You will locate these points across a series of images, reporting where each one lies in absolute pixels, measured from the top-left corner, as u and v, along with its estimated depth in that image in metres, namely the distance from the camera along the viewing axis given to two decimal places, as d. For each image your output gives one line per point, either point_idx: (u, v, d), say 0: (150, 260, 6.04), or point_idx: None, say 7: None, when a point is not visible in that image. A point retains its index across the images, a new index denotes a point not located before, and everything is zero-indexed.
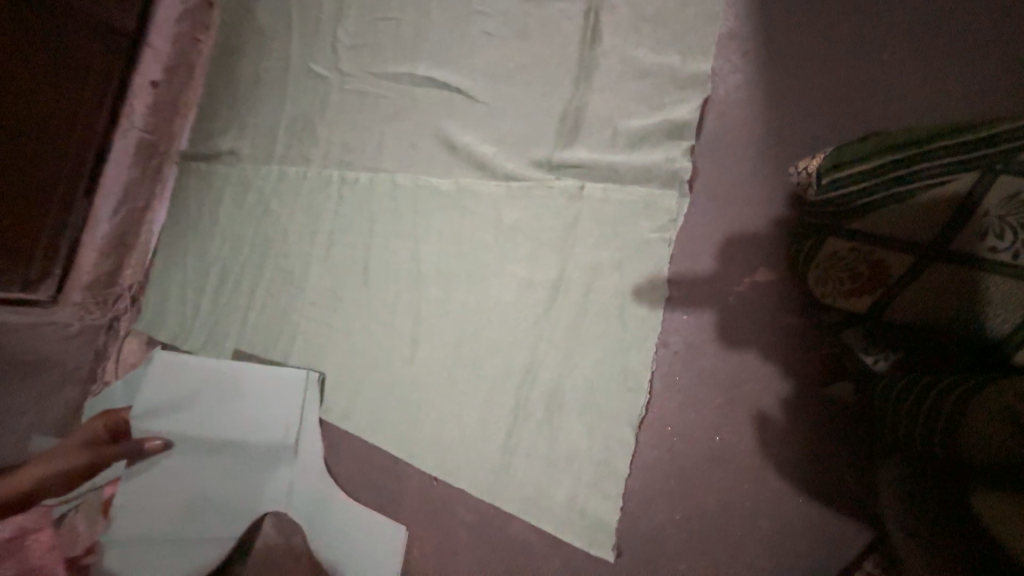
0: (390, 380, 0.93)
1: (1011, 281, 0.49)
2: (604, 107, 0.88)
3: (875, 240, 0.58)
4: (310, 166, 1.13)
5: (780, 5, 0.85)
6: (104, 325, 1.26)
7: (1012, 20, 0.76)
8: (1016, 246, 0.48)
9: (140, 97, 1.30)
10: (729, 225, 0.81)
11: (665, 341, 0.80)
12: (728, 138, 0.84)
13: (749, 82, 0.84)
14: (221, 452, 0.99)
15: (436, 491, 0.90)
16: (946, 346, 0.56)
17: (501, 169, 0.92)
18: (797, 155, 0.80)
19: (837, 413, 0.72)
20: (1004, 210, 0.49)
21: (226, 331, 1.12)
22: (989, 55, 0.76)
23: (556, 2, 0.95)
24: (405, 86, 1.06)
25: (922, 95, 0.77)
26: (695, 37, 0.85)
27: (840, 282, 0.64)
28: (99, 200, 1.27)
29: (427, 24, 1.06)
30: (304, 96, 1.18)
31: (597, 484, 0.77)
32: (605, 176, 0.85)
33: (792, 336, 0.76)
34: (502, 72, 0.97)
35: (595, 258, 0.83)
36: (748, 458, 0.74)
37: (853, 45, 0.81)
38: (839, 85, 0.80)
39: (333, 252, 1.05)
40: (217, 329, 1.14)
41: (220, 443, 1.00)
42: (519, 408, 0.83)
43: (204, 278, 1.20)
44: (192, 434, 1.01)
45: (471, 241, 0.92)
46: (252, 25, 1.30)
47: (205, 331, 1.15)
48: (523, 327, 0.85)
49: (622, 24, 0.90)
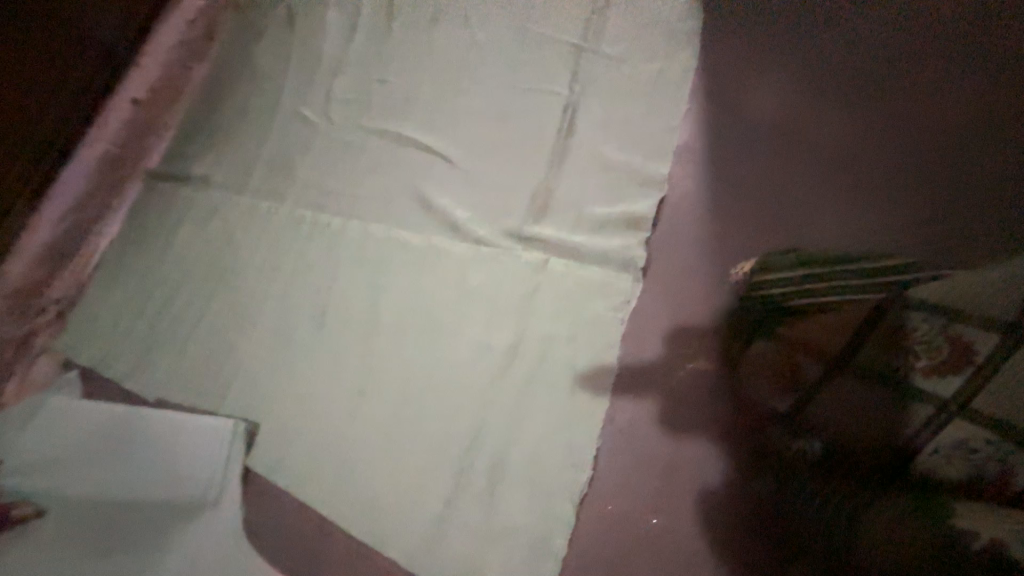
0: (330, 433, 0.89)
1: (931, 394, 0.53)
2: (573, 190, 0.96)
3: (800, 347, 0.66)
4: (282, 204, 1.13)
5: (728, 127, 0.98)
6: (15, 340, 1.13)
7: (910, 169, 0.91)
8: (907, 366, 0.55)
9: (116, 112, 1.28)
10: (676, 313, 0.88)
11: (612, 418, 0.82)
12: (679, 234, 0.93)
13: (699, 187, 0.95)
14: (118, 513, 0.87)
15: (362, 561, 0.83)
16: (855, 450, 0.61)
17: (472, 233, 0.97)
18: (737, 257, 0.90)
19: (765, 507, 0.75)
20: (897, 336, 0.56)
21: (158, 361, 1.05)
22: (892, 193, 0.90)
23: (538, 93, 1.06)
24: (390, 143, 1.11)
25: (840, 220, 0.89)
26: (654, 145, 0.97)
27: (771, 380, 0.72)
28: (43, 207, 1.19)
29: (419, 92, 1.14)
30: (289, 136, 1.21)
31: (533, 562, 0.74)
32: (568, 253, 0.91)
33: (728, 423, 0.80)
34: (482, 145, 1.04)
35: (552, 328, 0.86)
36: (681, 544, 0.75)
37: (785, 171, 0.94)
38: (773, 201, 0.92)
39: (291, 291, 1.03)
40: (148, 359, 1.06)
41: (118, 503, 0.88)
42: (461, 475, 0.81)
43: (145, 302, 1.13)
44: (83, 493, 0.89)
45: (433, 298, 0.94)
46: (249, 64, 1.35)
47: (133, 359, 1.07)
48: (475, 390, 0.85)
49: (594, 121, 1.01)
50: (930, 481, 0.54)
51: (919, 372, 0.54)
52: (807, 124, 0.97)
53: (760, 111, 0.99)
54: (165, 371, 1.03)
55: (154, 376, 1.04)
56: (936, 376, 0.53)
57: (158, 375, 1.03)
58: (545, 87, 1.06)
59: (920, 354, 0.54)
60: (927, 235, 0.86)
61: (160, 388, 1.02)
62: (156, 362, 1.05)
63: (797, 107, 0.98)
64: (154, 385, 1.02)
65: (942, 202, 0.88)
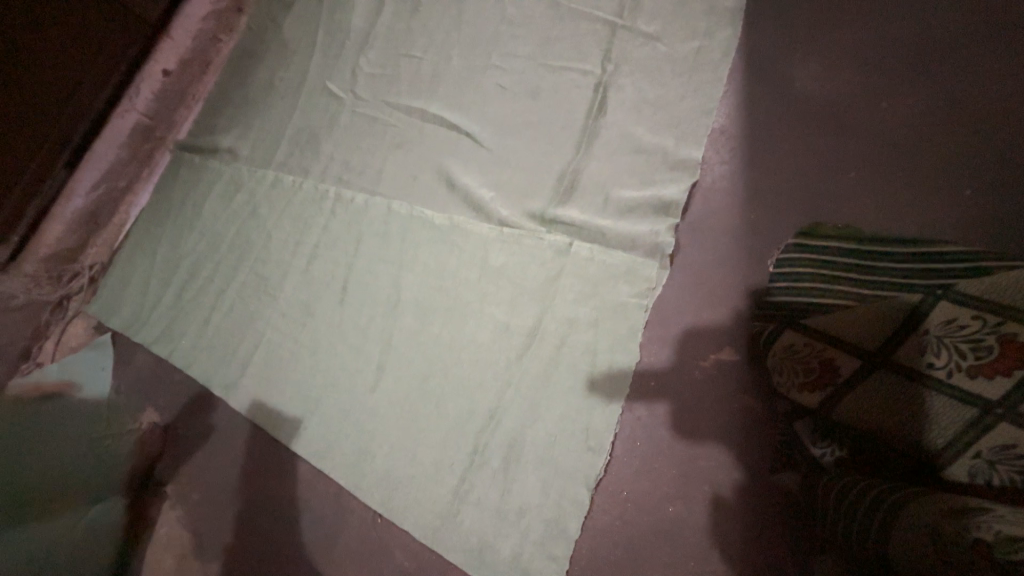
0: (350, 406, 0.91)
1: (952, 402, 0.53)
2: (600, 173, 0.94)
3: (830, 341, 0.63)
4: (307, 178, 1.14)
5: (767, 111, 0.94)
6: (51, 303, 1.19)
7: (972, 157, 0.84)
8: (949, 365, 0.53)
9: (148, 82, 1.30)
10: (701, 302, 0.86)
11: (630, 406, 0.82)
12: (709, 222, 0.90)
13: (732, 173, 0.92)
14: None
15: (377, 529, 0.85)
16: (886, 454, 0.59)
17: (495, 214, 0.95)
18: (769, 247, 0.86)
19: (787, 503, 0.73)
20: (941, 331, 0.54)
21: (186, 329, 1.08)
22: (950, 185, 0.83)
23: (568, 71, 1.03)
24: (415, 120, 1.10)
25: (886, 211, 0.84)
26: (689, 126, 0.93)
27: (795, 374, 0.68)
28: (78, 174, 1.24)
29: (446, 68, 1.12)
30: (315, 111, 1.21)
31: (544, 543, 0.75)
32: (592, 238, 0.90)
33: (750, 419, 0.78)
34: (509, 125, 1.02)
35: (573, 312, 0.85)
36: (696, 535, 0.74)
37: (827, 157, 0.89)
38: (812, 189, 0.88)
39: (314, 266, 1.04)
40: (176, 325, 1.09)
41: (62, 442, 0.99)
42: (476, 454, 0.81)
43: (173, 271, 1.16)
44: None
45: (454, 277, 0.93)
46: (277, 36, 1.34)
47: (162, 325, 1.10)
48: (493, 371, 0.85)
49: (624, 103, 0.97)
50: (963, 486, 0.52)
51: (963, 371, 0.52)
52: (855, 108, 0.91)
53: (803, 94, 0.94)
54: (192, 337, 1.06)
55: (181, 343, 1.06)
56: (981, 377, 0.51)
57: (185, 342, 1.06)
58: (575, 65, 1.03)
59: (965, 353, 0.52)
60: (985, 232, 0.79)
61: (186, 354, 1.05)
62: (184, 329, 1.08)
63: (845, 90, 0.92)
64: (182, 351, 1.06)
65: (1005, 194, 0.81)
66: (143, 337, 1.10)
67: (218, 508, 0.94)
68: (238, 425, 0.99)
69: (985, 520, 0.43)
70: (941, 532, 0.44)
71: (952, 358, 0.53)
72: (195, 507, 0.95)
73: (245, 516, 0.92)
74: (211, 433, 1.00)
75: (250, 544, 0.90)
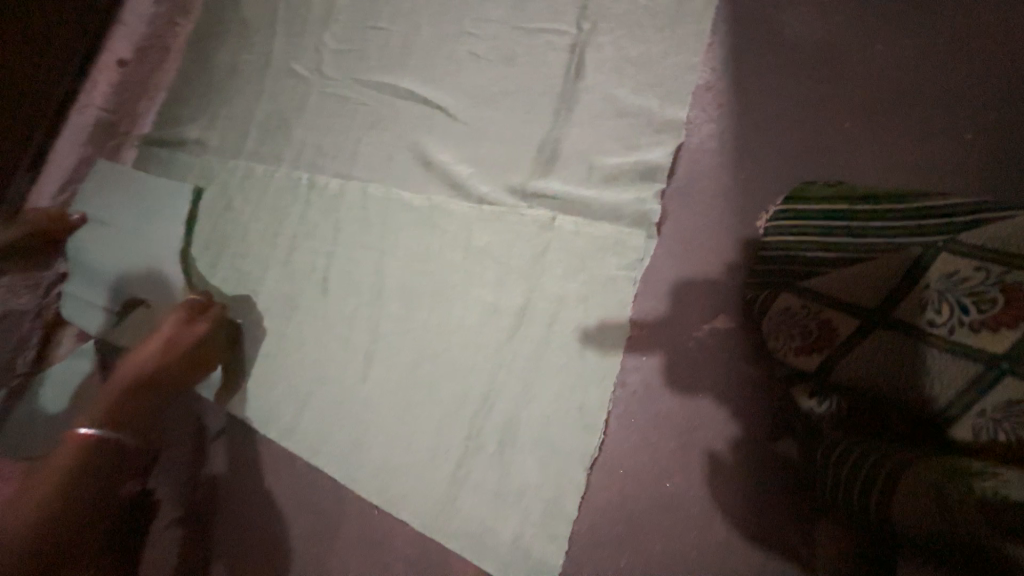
0: (341, 398, 0.89)
1: (951, 358, 0.51)
2: (582, 141, 0.89)
3: (829, 302, 0.59)
4: (280, 166, 1.09)
5: (754, 61, 0.89)
6: (30, 311, 1.16)
7: (973, 97, 0.79)
8: (951, 321, 0.52)
9: (104, 75, 1.24)
10: (693, 270, 0.83)
11: (624, 380, 0.80)
12: (699, 184, 0.86)
13: (721, 132, 0.87)
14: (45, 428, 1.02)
15: (377, 520, 0.85)
16: (890, 416, 0.57)
17: (475, 192, 0.91)
18: (762, 208, 0.82)
19: (786, 471, 0.72)
20: (941, 286, 0.52)
21: (206, 336, 0.91)
22: (950, 130, 0.79)
23: (543, 33, 0.96)
24: (386, 96, 1.04)
25: (887, 160, 0.80)
26: (674, 84, 0.88)
27: (792, 338, 0.63)
28: (43, 178, 1.21)
29: (415, 38, 1.05)
30: (281, 93, 1.14)
31: (545, 524, 0.74)
32: (578, 210, 0.86)
33: (747, 386, 0.76)
34: (484, 95, 0.97)
35: (561, 289, 0.82)
36: (696, 507, 0.73)
37: (820, 108, 0.84)
38: (803, 144, 0.83)
39: (293, 257, 1.00)
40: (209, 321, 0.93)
41: (47, 424, 1.03)
42: (471, 439, 0.80)
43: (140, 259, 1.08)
44: (35, 414, 1.05)
45: (438, 259, 0.90)
46: (236, 16, 1.26)
47: (180, 316, 0.89)
48: (483, 355, 0.83)
49: (605, 63, 0.92)
50: (970, 446, 0.50)
51: (965, 326, 0.51)
52: (848, 52, 0.85)
53: (794, 41, 0.88)
54: (209, 333, 0.92)
55: (198, 346, 0.90)
56: (985, 331, 0.50)
57: (212, 341, 0.92)
58: (552, 26, 0.96)
59: (967, 308, 0.51)
60: (985, 179, 0.76)
61: None
62: (204, 335, 0.91)
63: (837, 32, 0.87)
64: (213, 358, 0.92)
65: (1010, 135, 0.77)
66: (168, 325, 0.88)
67: (214, 509, 0.93)
68: (227, 424, 0.97)
69: (990, 482, 0.42)
70: (947, 499, 0.44)
71: (953, 313, 0.51)
72: (191, 511, 0.94)
73: (243, 515, 0.91)
74: (200, 436, 0.98)
75: (252, 543, 0.89)
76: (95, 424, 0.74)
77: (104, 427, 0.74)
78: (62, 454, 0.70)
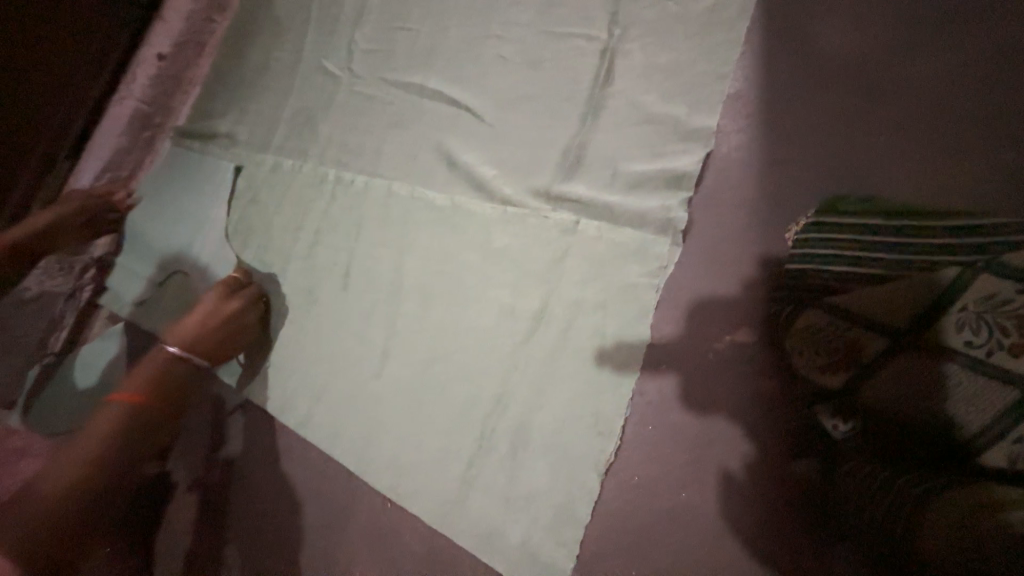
0: (357, 392, 0.90)
1: (986, 382, 0.50)
2: (607, 146, 0.89)
3: (858, 321, 0.59)
4: (306, 162, 1.11)
5: (786, 72, 0.87)
6: (64, 292, 1.20)
7: (1015, 114, 0.77)
8: (988, 344, 0.50)
9: (144, 68, 1.28)
10: (715, 280, 0.82)
11: (640, 388, 0.79)
12: (724, 193, 0.85)
13: (749, 142, 0.86)
14: (75, 406, 1.05)
15: (386, 515, 0.85)
16: (917, 442, 0.55)
17: (498, 193, 0.92)
18: (790, 220, 0.81)
19: (804, 491, 0.70)
20: (979, 307, 0.50)
21: (238, 311, 0.94)
22: (990, 147, 0.77)
23: (571, 38, 0.97)
24: (413, 96, 1.05)
25: (922, 176, 0.78)
26: (703, 92, 0.87)
27: (816, 355, 0.63)
28: (82, 165, 1.25)
29: (444, 40, 1.06)
30: (311, 90, 1.17)
31: (554, 529, 0.74)
32: (600, 216, 0.85)
33: (767, 401, 0.75)
34: (509, 98, 0.97)
35: (580, 294, 0.82)
36: (709, 522, 0.72)
37: (853, 121, 0.83)
38: (834, 157, 0.82)
39: (316, 251, 1.02)
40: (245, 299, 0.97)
41: (76, 403, 1.06)
42: (483, 439, 0.80)
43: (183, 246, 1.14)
44: (65, 393, 1.08)
45: (458, 259, 0.90)
46: (270, 14, 1.29)
47: (218, 292, 0.93)
48: (498, 356, 0.83)
49: (633, 70, 0.91)
50: (1002, 475, 0.48)
51: (1003, 350, 0.49)
52: (884, 65, 0.84)
53: (828, 52, 0.86)
54: (240, 311, 0.94)
55: (229, 323, 0.92)
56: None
57: (245, 316, 0.95)
58: (580, 31, 0.96)
59: (1007, 330, 0.49)
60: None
61: None
62: (237, 310, 0.94)
63: (874, 44, 0.85)
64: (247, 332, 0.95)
65: None
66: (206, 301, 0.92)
67: (229, 494, 0.95)
68: (245, 412, 0.99)
69: None
70: None
71: (992, 336, 0.50)
72: (207, 495, 0.96)
73: (256, 502, 0.93)
74: (219, 422, 1.00)
75: (264, 529, 0.91)
76: (137, 394, 0.78)
77: (144, 398, 0.78)
78: (100, 422, 0.73)
